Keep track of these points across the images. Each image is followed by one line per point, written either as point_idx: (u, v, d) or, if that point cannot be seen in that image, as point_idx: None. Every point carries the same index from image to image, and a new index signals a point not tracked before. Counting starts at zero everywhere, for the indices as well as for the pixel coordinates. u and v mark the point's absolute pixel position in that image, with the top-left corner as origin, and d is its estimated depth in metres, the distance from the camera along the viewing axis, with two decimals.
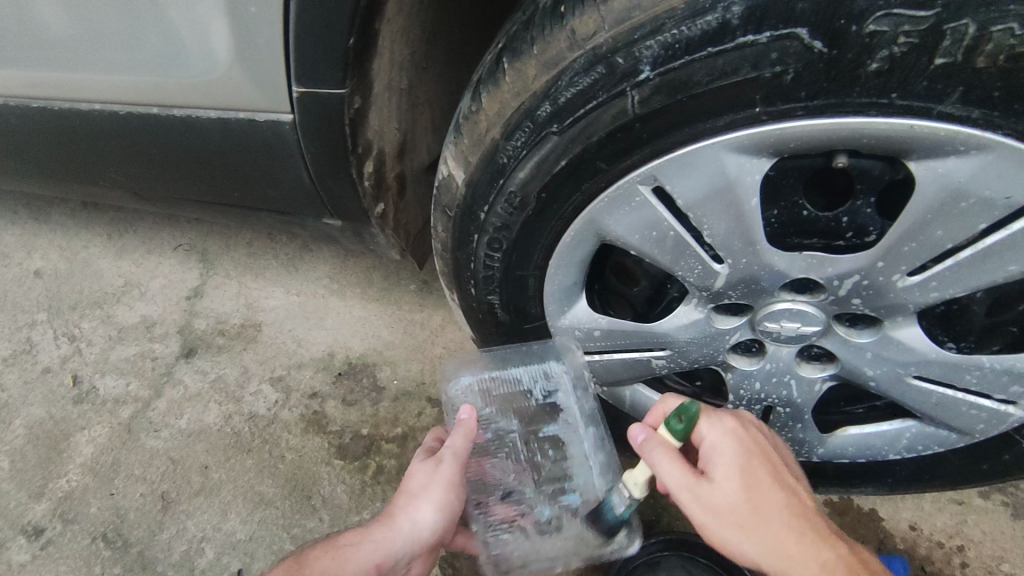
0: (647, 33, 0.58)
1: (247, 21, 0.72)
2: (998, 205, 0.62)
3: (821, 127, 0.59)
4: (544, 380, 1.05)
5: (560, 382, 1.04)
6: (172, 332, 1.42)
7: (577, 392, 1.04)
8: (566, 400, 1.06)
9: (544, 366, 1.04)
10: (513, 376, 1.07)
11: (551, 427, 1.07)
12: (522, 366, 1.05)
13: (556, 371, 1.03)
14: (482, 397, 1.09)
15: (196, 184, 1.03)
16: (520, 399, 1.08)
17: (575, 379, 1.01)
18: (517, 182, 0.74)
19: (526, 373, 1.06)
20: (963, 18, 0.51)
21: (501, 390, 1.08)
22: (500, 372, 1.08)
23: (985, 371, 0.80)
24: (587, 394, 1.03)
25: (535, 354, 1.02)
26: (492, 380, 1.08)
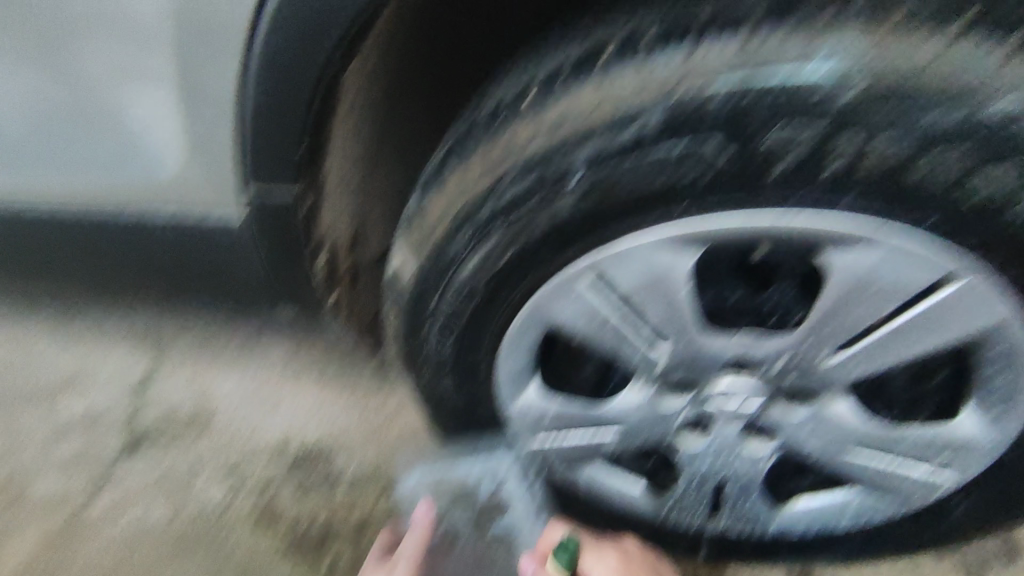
0: (576, 144, 0.63)
1: (201, 126, 0.75)
2: (901, 288, 0.67)
3: (738, 223, 0.64)
4: (491, 476, 1.04)
5: (507, 476, 1.03)
6: (117, 425, 1.37)
7: (526, 482, 1.04)
8: (516, 492, 1.06)
9: (491, 464, 1.02)
10: (462, 472, 1.07)
11: (503, 520, 1.09)
12: (471, 466, 1.04)
13: (504, 470, 1.02)
14: (433, 493, 1.12)
15: (147, 277, 1.02)
16: (471, 495, 1.09)
17: (523, 472, 1.01)
18: (465, 275, 0.77)
19: (473, 471, 1.05)
20: (845, 131, 0.57)
21: (453, 486, 1.09)
22: (449, 467, 1.08)
23: (915, 441, 0.84)
24: (536, 487, 1.05)
25: (483, 451, 1.02)
26: (440, 478, 1.11)
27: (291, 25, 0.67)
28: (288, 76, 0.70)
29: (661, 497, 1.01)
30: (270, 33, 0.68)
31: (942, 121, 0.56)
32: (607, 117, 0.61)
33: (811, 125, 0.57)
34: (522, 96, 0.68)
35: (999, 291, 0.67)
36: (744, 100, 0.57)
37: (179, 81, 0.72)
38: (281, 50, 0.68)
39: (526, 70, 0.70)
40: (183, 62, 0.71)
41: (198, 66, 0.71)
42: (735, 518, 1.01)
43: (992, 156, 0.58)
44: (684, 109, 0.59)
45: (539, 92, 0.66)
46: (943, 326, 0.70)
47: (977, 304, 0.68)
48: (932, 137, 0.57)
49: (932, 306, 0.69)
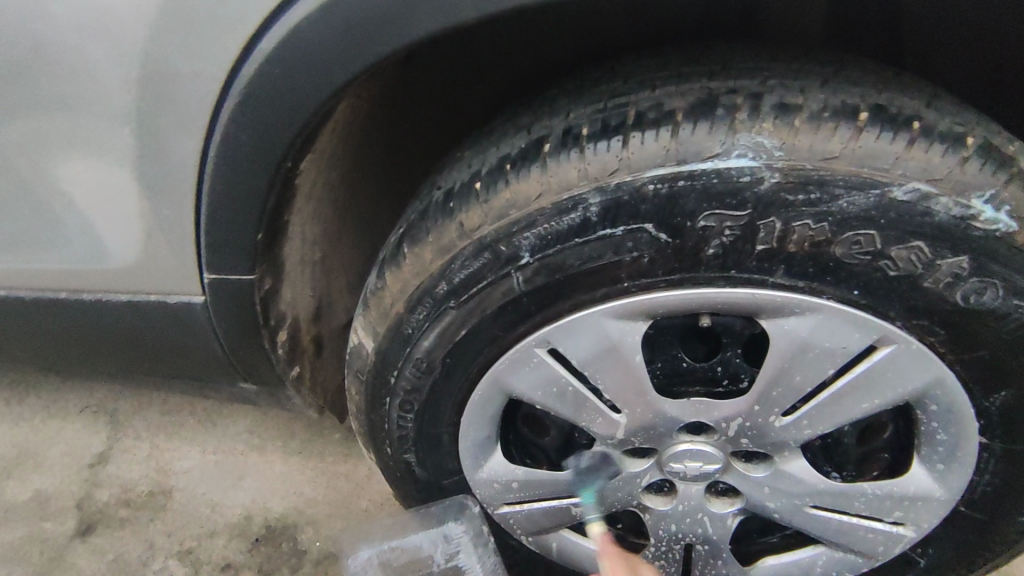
0: (523, 228, 0.67)
1: (161, 222, 0.76)
2: (838, 353, 0.70)
3: (681, 298, 0.68)
4: (444, 543, 1.05)
5: (460, 543, 1.04)
6: (68, 507, 1.31)
7: (479, 550, 1.03)
8: (469, 559, 1.05)
9: (443, 531, 1.04)
10: (413, 542, 1.09)
11: None
12: (420, 532, 1.07)
13: (453, 533, 1.03)
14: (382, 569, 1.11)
15: (104, 357, 1.01)
16: (423, 564, 1.09)
17: (475, 537, 1.02)
18: (423, 350, 0.79)
19: (425, 539, 1.07)
20: (770, 217, 0.61)
21: (403, 557, 1.10)
22: (398, 540, 1.10)
23: (870, 498, 0.85)
24: (487, 551, 1.03)
25: (436, 519, 1.02)
26: (391, 551, 1.11)
27: (247, 135, 0.67)
28: (244, 179, 0.70)
29: None
30: (225, 140, 0.68)
31: (858, 204, 0.60)
32: (551, 203, 0.65)
33: (738, 211, 0.61)
34: (472, 182, 0.72)
35: (931, 353, 0.69)
36: (675, 187, 0.61)
37: (139, 182, 0.73)
38: (236, 155, 0.69)
39: (476, 158, 0.74)
40: (142, 165, 0.72)
41: (157, 170, 0.72)
42: None
43: (907, 237, 0.61)
44: (621, 196, 0.63)
45: (488, 178, 0.70)
46: (882, 387, 0.72)
47: (912, 365, 0.70)
48: (848, 219, 0.60)
49: (869, 368, 0.71)
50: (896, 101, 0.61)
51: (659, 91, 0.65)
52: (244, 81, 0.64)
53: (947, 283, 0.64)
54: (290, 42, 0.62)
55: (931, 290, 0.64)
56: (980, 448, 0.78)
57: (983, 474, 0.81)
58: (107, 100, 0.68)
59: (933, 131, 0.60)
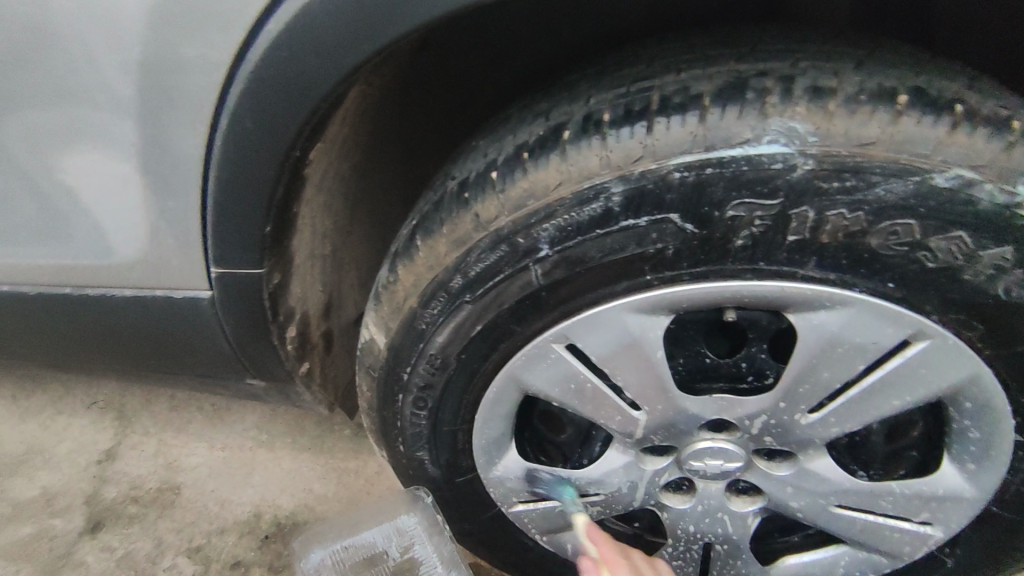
0: (542, 219, 0.64)
1: (167, 215, 0.74)
2: (869, 348, 0.67)
3: (706, 291, 0.65)
4: (398, 535, 1.14)
5: (414, 534, 1.13)
6: (77, 504, 1.30)
7: (433, 540, 1.11)
8: (425, 548, 1.12)
9: (397, 521, 1.15)
10: (369, 538, 1.17)
11: None
12: (375, 527, 1.17)
13: (410, 524, 1.13)
14: (337, 566, 1.14)
15: (111, 353, 0.99)
16: (378, 562, 1.14)
17: (427, 525, 1.10)
18: (437, 345, 0.77)
19: (380, 533, 1.16)
20: (802, 205, 0.58)
21: (357, 556, 1.15)
22: (354, 538, 1.17)
23: (897, 498, 0.82)
24: (443, 538, 1.10)
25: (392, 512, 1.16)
26: (344, 549, 1.16)
27: (255, 122, 0.65)
28: (250, 168, 0.68)
29: None
30: (232, 127, 0.66)
31: (896, 192, 0.56)
32: (571, 192, 0.63)
33: (769, 200, 0.58)
34: (488, 171, 0.69)
35: (968, 348, 0.66)
36: (703, 175, 0.58)
37: (144, 175, 0.71)
38: (243, 144, 0.66)
39: (491, 146, 0.71)
40: (146, 157, 0.69)
41: (162, 160, 0.69)
42: None
43: (948, 226, 0.58)
44: (646, 184, 0.60)
45: (504, 167, 0.68)
46: (915, 384, 0.69)
47: (947, 360, 0.67)
48: (886, 208, 0.57)
49: (901, 364, 0.68)
50: (936, 83, 0.58)
51: (685, 74, 0.62)
52: (250, 66, 0.62)
53: (988, 275, 0.61)
54: (298, 23, 0.59)
55: (971, 282, 0.61)
56: (1015, 446, 0.75)
57: (1017, 473, 0.78)
58: (109, 87, 0.65)
59: (978, 114, 0.57)
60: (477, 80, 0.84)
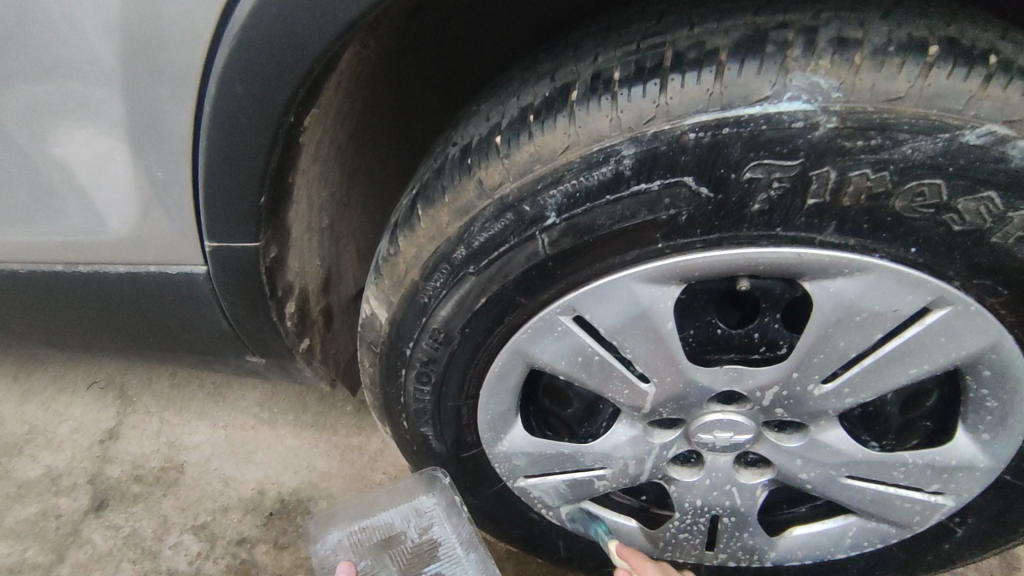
0: (548, 185, 0.61)
1: (157, 188, 0.71)
2: (887, 316, 0.65)
3: (720, 259, 0.62)
4: (416, 517, 1.08)
5: (432, 516, 1.06)
6: (82, 483, 1.29)
7: (452, 521, 1.04)
8: (444, 529, 1.06)
9: (415, 503, 1.08)
10: (387, 519, 1.12)
11: (433, 565, 1.05)
12: (393, 508, 1.11)
13: (427, 505, 1.06)
14: (356, 550, 1.09)
15: (108, 332, 0.97)
16: (397, 543, 1.09)
17: (446, 508, 1.03)
18: (440, 319, 0.74)
19: (399, 513, 1.10)
20: (824, 166, 0.55)
21: (375, 537, 1.10)
22: (372, 518, 1.12)
23: (910, 468, 0.81)
24: (461, 521, 1.04)
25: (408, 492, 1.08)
26: (362, 530, 1.11)
27: (244, 86, 0.61)
28: (241, 135, 0.65)
29: (655, 536, 0.98)
30: (220, 92, 0.62)
31: (925, 150, 0.53)
32: (580, 156, 0.59)
33: (789, 161, 0.55)
34: (491, 136, 0.66)
35: (989, 315, 0.64)
36: (719, 135, 0.55)
37: (131, 146, 0.68)
38: (232, 110, 0.63)
39: (494, 109, 0.68)
40: (133, 127, 0.66)
41: (149, 130, 0.66)
42: (732, 554, 0.97)
43: (977, 187, 0.55)
44: (659, 146, 0.57)
45: (508, 131, 0.64)
46: (934, 352, 0.67)
47: (967, 328, 0.65)
48: (912, 167, 0.54)
49: (919, 332, 0.66)
50: (969, 33, 0.54)
51: (700, 28, 0.58)
52: (236, 26, 0.58)
53: (1016, 238, 0.58)
54: None
55: (998, 245, 0.58)
56: None
57: None
58: (92, 51, 0.62)
59: (1014, 66, 0.53)
60: (479, 42, 0.80)
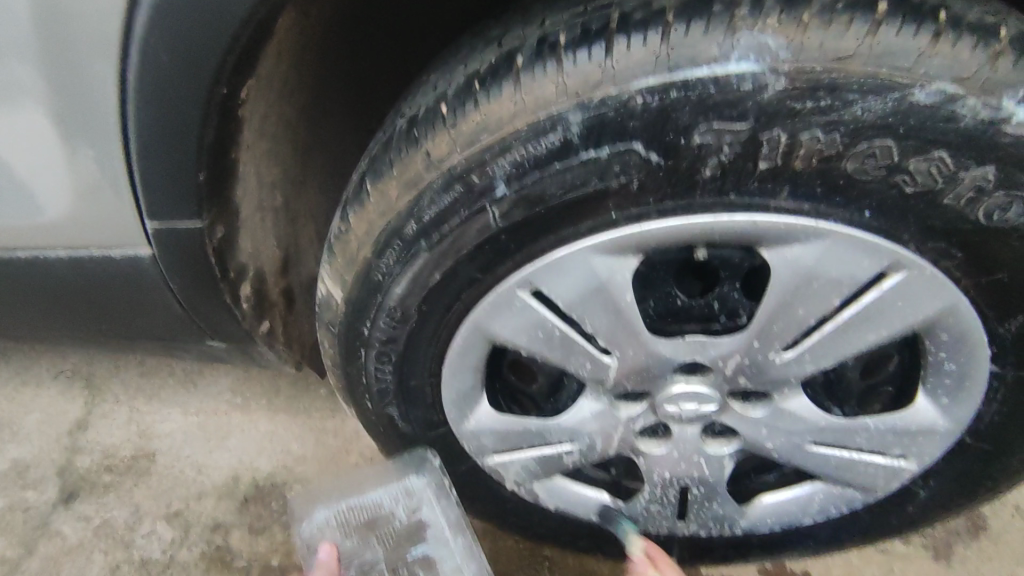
0: (496, 155, 0.59)
1: (89, 166, 0.67)
2: (844, 282, 0.64)
3: (674, 227, 0.61)
4: (405, 497, 1.04)
5: (422, 497, 1.02)
6: (50, 475, 1.26)
7: (442, 503, 1.01)
8: (432, 511, 1.03)
9: (404, 485, 1.03)
10: (376, 498, 1.08)
11: (420, 547, 1.05)
12: (382, 488, 1.07)
13: (416, 487, 1.02)
14: (341, 528, 1.08)
15: (61, 320, 0.94)
16: (382, 523, 1.07)
17: (436, 491, 0.99)
18: (396, 297, 0.72)
19: (387, 493, 1.07)
20: (774, 128, 0.54)
21: (362, 517, 1.08)
22: (359, 497, 1.10)
23: (872, 433, 0.81)
24: (450, 505, 1.01)
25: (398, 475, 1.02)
26: (350, 510, 1.09)
27: (169, 54, 0.58)
28: (170, 108, 0.62)
29: (627, 509, 0.98)
30: (143, 60, 0.59)
31: (874, 110, 0.52)
32: (526, 124, 0.58)
33: (738, 123, 0.54)
34: (438, 106, 0.63)
35: (945, 278, 0.64)
36: (666, 99, 0.54)
37: (56, 120, 0.64)
38: (159, 80, 0.60)
39: (442, 78, 0.65)
40: (56, 100, 0.63)
41: (73, 103, 0.63)
42: (703, 523, 0.98)
43: (927, 147, 0.54)
44: (606, 111, 0.55)
45: (455, 100, 0.62)
46: (891, 317, 0.67)
47: (924, 292, 0.65)
48: (862, 128, 0.53)
49: (877, 297, 0.66)
50: None
51: None
52: None
53: (969, 199, 0.57)
54: None
55: (951, 208, 0.57)
56: (991, 376, 0.74)
57: (991, 405, 0.77)
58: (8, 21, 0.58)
59: (964, 22, 0.52)
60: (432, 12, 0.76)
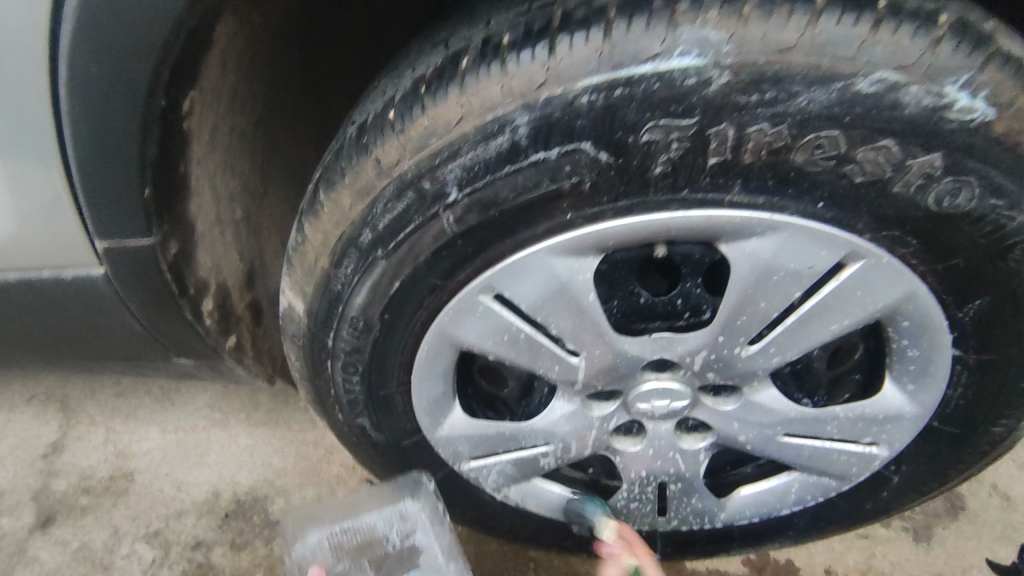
0: (445, 159, 0.59)
1: (30, 185, 0.66)
2: (804, 274, 0.64)
3: (630, 226, 0.61)
4: (400, 521, 1.01)
5: (417, 522, 1.00)
6: (25, 501, 1.23)
7: (436, 529, 1.01)
8: (426, 536, 1.01)
9: (399, 508, 1.01)
10: (369, 522, 1.04)
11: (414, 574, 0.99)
12: (376, 511, 1.03)
13: (410, 510, 1.00)
14: (335, 552, 1.02)
15: (22, 345, 0.92)
16: (374, 548, 1.02)
17: (430, 515, 0.99)
18: (357, 306, 0.71)
19: (380, 517, 1.03)
20: (721, 123, 0.53)
21: (355, 541, 1.03)
22: (353, 521, 1.05)
23: (842, 422, 0.82)
24: (444, 528, 1.01)
25: (391, 496, 1.00)
26: (344, 532, 1.04)
27: (97, 63, 0.57)
28: (103, 120, 0.60)
29: (607, 507, 0.97)
30: (74, 73, 0.58)
31: (819, 101, 0.52)
32: (473, 127, 0.57)
33: (684, 119, 0.54)
34: (386, 112, 0.62)
35: (904, 266, 0.64)
36: (611, 97, 0.53)
37: None
38: (90, 91, 0.58)
39: (391, 83, 0.64)
40: None
41: (7, 121, 0.61)
42: (684, 518, 0.98)
43: (874, 135, 0.53)
44: (552, 111, 0.55)
45: (402, 105, 0.61)
46: (853, 306, 0.67)
47: (883, 280, 0.65)
48: (809, 119, 0.53)
49: (837, 287, 0.66)
50: None
51: None
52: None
53: (919, 186, 0.57)
54: None
55: (901, 195, 0.57)
56: (955, 360, 0.74)
57: (956, 388, 0.77)
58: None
59: (903, 9, 0.52)
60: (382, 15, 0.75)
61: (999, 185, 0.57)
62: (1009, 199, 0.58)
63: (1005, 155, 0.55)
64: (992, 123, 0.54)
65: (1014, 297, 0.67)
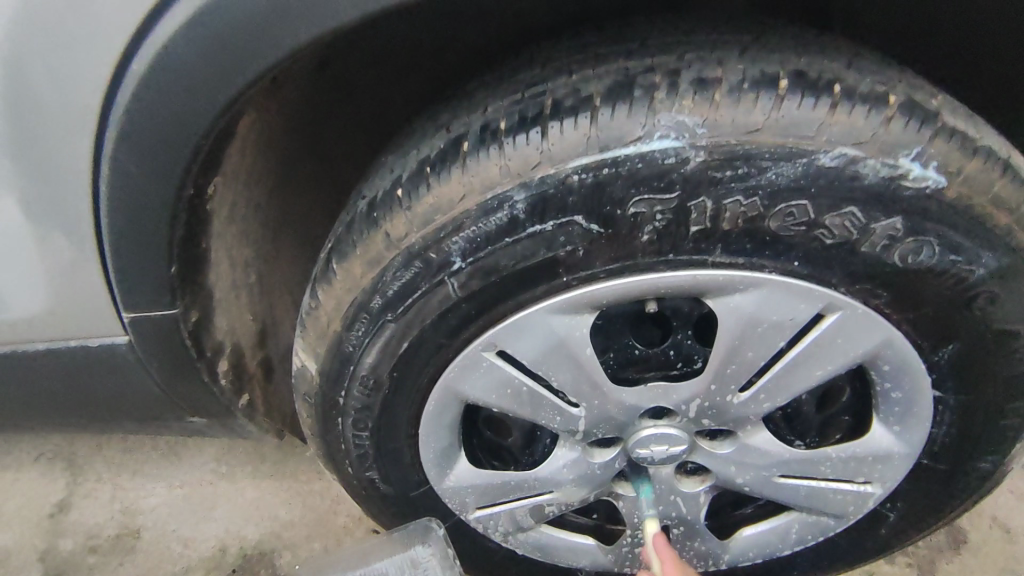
0: (450, 232, 0.64)
1: (65, 264, 0.70)
2: (786, 325, 0.69)
3: (623, 287, 0.65)
4: (410, 569, 1.03)
5: (427, 568, 1.01)
6: (33, 561, 1.24)
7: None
8: None
9: (410, 554, 1.03)
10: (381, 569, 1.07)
11: None
12: (388, 559, 1.06)
13: (421, 556, 1.01)
14: None
15: (40, 408, 0.95)
16: None
17: (442, 561, 1.00)
18: (367, 367, 0.76)
19: (392, 564, 1.05)
20: (699, 197, 0.59)
21: None
22: (365, 568, 1.08)
23: (835, 462, 0.85)
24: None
25: (402, 543, 1.03)
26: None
27: (136, 165, 0.61)
28: (138, 212, 0.64)
29: (612, 552, 0.99)
30: (113, 172, 0.61)
31: (786, 175, 0.58)
32: (475, 204, 0.62)
33: (666, 193, 0.59)
34: (394, 189, 0.68)
35: (880, 316, 0.68)
36: (600, 176, 0.59)
37: (34, 225, 0.67)
38: (127, 188, 0.62)
39: (398, 161, 0.70)
40: (35, 207, 0.65)
41: (50, 210, 0.65)
42: (688, 561, 1.00)
43: (838, 203, 0.59)
44: (547, 189, 0.60)
45: (409, 184, 0.67)
46: (834, 353, 0.71)
47: (862, 329, 0.69)
48: (779, 191, 0.59)
49: (819, 337, 0.70)
50: (816, 64, 0.59)
51: (577, 75, 0.62)
52: (120, 107, 0.58)
53: (883, 246, 0.62)
54: (159, 63, 0.55)
55: (869, 254, 0.62)
56: (936, 401, 0.78)
57: (941, 427, 0.81)
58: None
59: (856, 93, 0.58)
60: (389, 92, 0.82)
61: (956, 242, 0.62)
62: (967, 254, 0.63)
63: (958, 216, 0.61)
64: (944, 189, 0.59)
65: (984, 342, 0.71)
